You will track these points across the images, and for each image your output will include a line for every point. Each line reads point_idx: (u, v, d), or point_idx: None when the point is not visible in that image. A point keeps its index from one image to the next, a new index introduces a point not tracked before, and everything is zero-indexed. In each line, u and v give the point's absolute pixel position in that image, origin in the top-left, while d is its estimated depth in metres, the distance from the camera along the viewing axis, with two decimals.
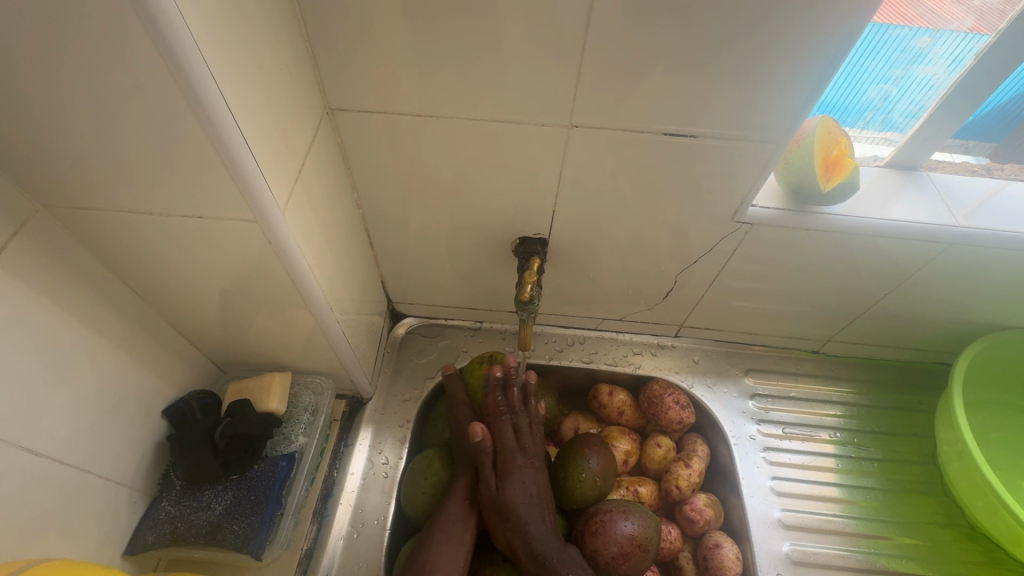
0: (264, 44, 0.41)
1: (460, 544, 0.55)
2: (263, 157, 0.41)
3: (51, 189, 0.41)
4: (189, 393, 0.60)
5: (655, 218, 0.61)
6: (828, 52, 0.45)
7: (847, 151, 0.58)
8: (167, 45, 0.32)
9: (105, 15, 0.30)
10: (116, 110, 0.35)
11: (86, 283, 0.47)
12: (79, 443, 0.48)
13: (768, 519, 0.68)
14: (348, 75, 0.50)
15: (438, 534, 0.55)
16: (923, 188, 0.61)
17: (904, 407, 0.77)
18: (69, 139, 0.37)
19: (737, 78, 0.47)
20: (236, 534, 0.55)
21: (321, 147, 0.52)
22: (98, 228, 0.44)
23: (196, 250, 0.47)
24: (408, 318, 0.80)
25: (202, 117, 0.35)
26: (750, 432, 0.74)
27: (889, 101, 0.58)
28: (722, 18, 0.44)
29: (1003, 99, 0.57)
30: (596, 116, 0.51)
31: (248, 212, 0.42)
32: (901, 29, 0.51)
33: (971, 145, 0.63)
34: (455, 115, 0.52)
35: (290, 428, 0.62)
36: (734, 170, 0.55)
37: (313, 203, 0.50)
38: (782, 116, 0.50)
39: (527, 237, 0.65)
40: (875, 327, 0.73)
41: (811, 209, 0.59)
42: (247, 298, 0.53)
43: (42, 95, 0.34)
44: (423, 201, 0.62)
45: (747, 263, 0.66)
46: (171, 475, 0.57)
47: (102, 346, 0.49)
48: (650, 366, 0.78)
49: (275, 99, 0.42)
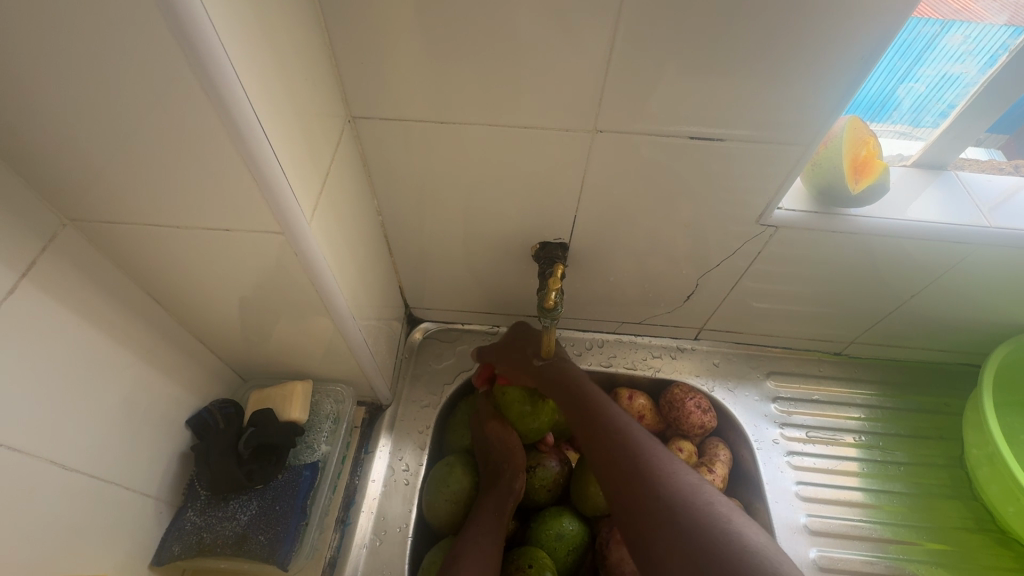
0: (290, 54, 0.40)
1: (492, 556, 0.54)
2: (290, 169, 0.41)
3: (77, 203, 0.41)
4: (211, 402, 0.60)
5: (678, 222, 0.60)
6: (861, 52, 0.44)
7: (877, 151, 0.57)
8: (199, 59, 0.31)
9: (136, 30, 0.30)
10: (144, 124, 0.35)
11: (111, 295, 0.47)
12: (105, 455, 0.48)
13: (793, 525, 0.67)
14: (369, 84, 0.50)
15: (469, 546, 0.55)
16: (952, 188, 0.60)
17: (930, 409, 0.76)
18: (96, 153, 0.36)
19: (768, 80, 0.47)
20: (262, 544, 0.55)
21: (343, 155, 0.52)
22: (123, 241, 0.44)
23: (220, 261, 0.46)
24: (426, 323, 0.80)
25: (232, 130, 0.35)
26: (772, 435, 0.73)
27: (918, 99, 0.57)
28: (752, 18, 0.43)
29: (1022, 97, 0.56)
30: (621, 119, 0.50)
31: (274, 223, 0.42)
32: (931, 27, 0.50)
33: (984, 138, 0.63)
34: (477, 121, 0.52)
35: (312, 437, 0.62)
36: (760, 172, 0.54)
37: (335, 211, 0.50)
38: (811, 117, 0.49)
39: (547, 242, 0.64)
40: (900, 328, 0.72)
41: (838, 212, 0.58)
42: (269, 307, 0.52)
43: (73, 110, 0.34)
44: (443, 206, 0.61)
45: (771, 265, 0.65)
46: (196, 485, 0.57)
47: (127, 358, 0.49)
48: (670, 369, 0.77)
49: (300, 108, 0.42)
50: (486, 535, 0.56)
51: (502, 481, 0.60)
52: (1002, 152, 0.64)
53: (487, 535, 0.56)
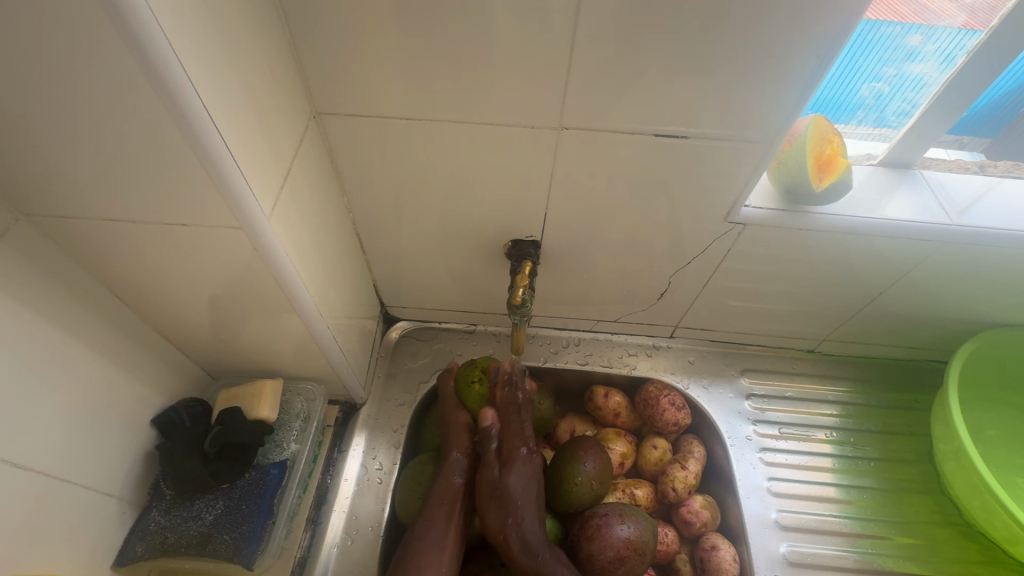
0: (247, 49, 0.40)
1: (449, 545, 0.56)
2: (248, 165, 0.40)
3: (32, 199, 0.40)
4: (179, 402, 0.59)
5: (649, 220, 0.61)
6: (818, 52, 0.45)
7: (840, 150, 0.58)
8: (146, 54, 0.31)
9: (80, 25, 0.30)
10: (95, 117, 0.34)
11: (70, 292, 0.46)
12: (65, 455, 0.47)
13: (764, 520, 0.68)
14: (334, 81, 0.50)
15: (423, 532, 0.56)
16: (917, 187, 0.61)
17: (899, 405, 0.77)
18: (46, 146, 0.36)
19: (728, 77, 0.47)
20: (228, 543, 0.55)
21: (308, 152, 0.52)
22: (82, 238, 0.44)
23: (183, 257, 0.46)
24: (402, 321, 0.79)
25: (182, 123, 0.35)
26: (746, 432, 0.74)
27: (882, 99, 0.57)
28: (711, 18, 0.43)
29: (1003, 91, 0.57)
30: (586, 117, 0.51)
31: (233, 219, 0.42)
32: (893, 27, 0.51)
33: (966, 140, 0.62)
34: (445, 118, 0.52)
35: (281, 435, 0.62)
36: (726, 171, 0.55)
37: (300, 207, 0.50)
38: (773, 115, 0.50)
39: (520, 240, 0.64)
40: (870, 325, 0.73)
41: (804, 210, 0.59)
42: (235, 305, 0.52)
43: (21, 105, 0.33)
44: (415, 204, 0.61)
45: (741, 263, 0.65)
46: (161, 484, 0.57)
47: (88, 357, 0.49)
48: (645, 367, 0.78)
49: (258, 103, 0.42)
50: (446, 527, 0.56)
51: (453, 470, 0.60)
52: (985, 155, 0.64)
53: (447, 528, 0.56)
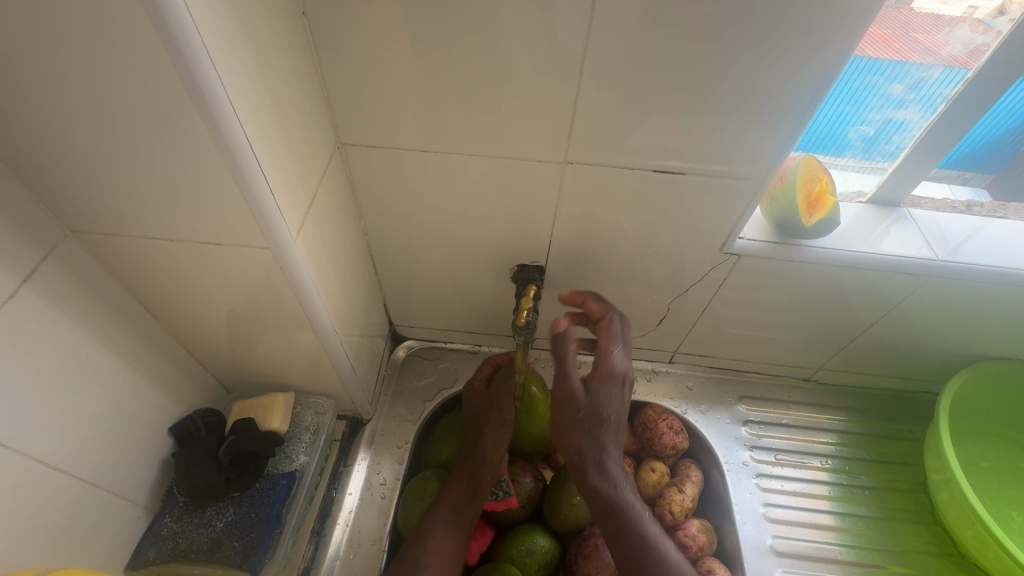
0: (282, 86, 0.44)
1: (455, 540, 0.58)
2: (279, 191, 0.44)
3: (80, 216, 0.44)
4: (195, 411, 0.61)
5: (648, 248, 0.64)
6: (804, 97, 0.49)
7: (829, 188, 0.61)
8: (201, 92, 0.35)
9: (145, 64, 0.34)
10: (146, 143, 0.38)
11: (105, 303, 0.49)
12: (89, 456, 0.50)
13: (760, 546, 0.69)
14: (359, 114, 0.54)
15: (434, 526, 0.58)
16: (906, 224, 0.64)
17: (893, 436, 0.78)
18: (98, 168, 0.40)
19: (721, 118, 0.51)
20: (236, 550, 0.56)
21: (331, 178, 0.55)
22: (120, 254, 0.47)
23: (212, 273, 0.49)
24: (409, 340, 0.82)
25: (226, 153, 0.39)
26: (742, 458, 0.75)
27: (869, 141, 0.61)
28: (706, 67, 0.47)
29: (997, 132, 0.60)
30: (589, 153, 0.55)
31: (262, 238, 0.45)
32: (875, 76, 0.54)
33: (968, 175, 0.65)
34: (458, 151, 0.56)
35: (291, 447, 0.64)
36: (721, 205, 0.58)
37: (322, 229, 0.53)
38: (765, 154, 0.53)
39: (525, 264, 0.67)
40: (865, 355, 0.75)
41: (796, 243, 0.62)
42: (256, 320, 0.55)
43: (82, 132, 0.37)
44: (426, 229, 0.65)
45: (737, 292, 0.68)
46: (175, 491, 0.59)
47: (116, 364, 0.52)
48: (645, 392, 0.80)
49: (289, 133, 0.46)
50: (458, 519, 0.59)
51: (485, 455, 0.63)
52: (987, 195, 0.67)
53: (460, 524, 0.59)
